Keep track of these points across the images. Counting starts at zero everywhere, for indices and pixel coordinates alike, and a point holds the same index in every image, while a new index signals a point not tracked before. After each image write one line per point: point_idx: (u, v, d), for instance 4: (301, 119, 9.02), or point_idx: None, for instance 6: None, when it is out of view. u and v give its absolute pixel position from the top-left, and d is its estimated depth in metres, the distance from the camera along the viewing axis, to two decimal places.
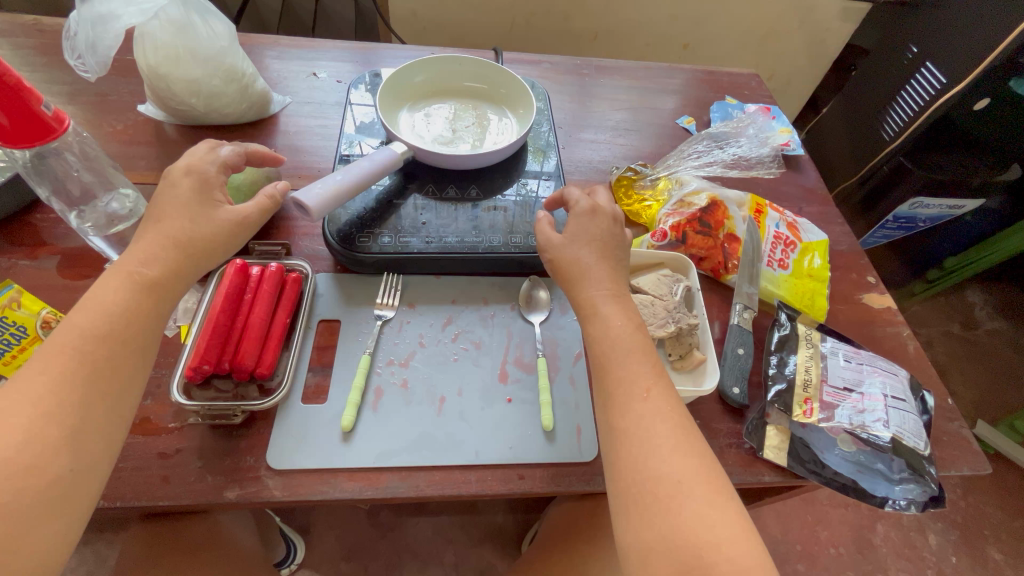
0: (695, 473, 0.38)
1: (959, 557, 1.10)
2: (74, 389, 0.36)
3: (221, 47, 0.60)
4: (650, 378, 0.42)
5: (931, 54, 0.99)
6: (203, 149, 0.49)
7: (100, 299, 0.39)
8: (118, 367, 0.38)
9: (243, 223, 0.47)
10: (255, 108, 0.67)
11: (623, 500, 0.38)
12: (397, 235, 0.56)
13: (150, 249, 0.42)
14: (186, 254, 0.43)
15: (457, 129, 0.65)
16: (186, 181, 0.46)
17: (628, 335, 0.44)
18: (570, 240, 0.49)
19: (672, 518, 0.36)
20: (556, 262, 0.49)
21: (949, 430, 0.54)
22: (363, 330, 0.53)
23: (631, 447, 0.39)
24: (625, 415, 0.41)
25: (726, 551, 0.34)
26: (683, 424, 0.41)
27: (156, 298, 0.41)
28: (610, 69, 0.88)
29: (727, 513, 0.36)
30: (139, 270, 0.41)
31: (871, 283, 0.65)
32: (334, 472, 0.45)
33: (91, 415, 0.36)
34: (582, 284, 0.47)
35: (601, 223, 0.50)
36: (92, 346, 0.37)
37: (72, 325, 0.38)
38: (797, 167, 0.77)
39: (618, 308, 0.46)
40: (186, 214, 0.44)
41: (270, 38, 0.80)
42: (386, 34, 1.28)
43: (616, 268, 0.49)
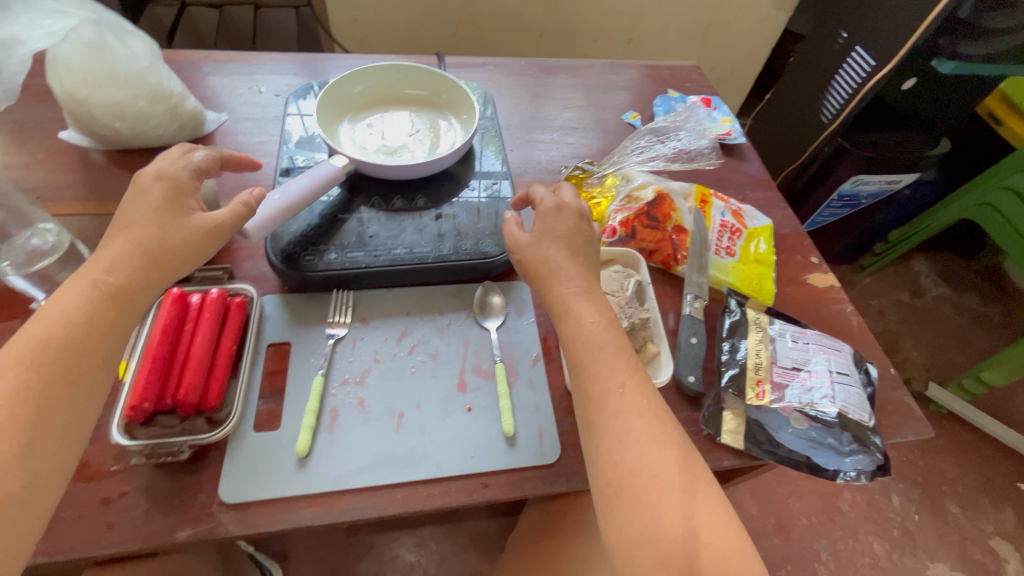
0: (674, 465, 0.39)
1: (921, 514, 1.15)
2: (28, 403, 0.35)
3: (143, 67, 0.58)
4: (624, 373, 0.42)
5: (860, 38, 1.03)
6: (177, 152, 0.49)
7: (61, 307, 0.39)
8: (77, 377, 0.38)
9: (217, 232, 0.46)
10: (187, 128, 0.64)
11: (604, 496, 0.39)
12: (344, 250, 0.55)
13: (118, 257, 0.41)
14: (155, 263, 0.42)
15: (401, 138, 0.64)
16: (157, 188, 0.45)
17: (601, 331, 0.44)
18: (538, 239, 0.49)
19: (654, 511, 0.37)
20: (527, 263, 0.49)
21: (894, 399, 0.56)
22: (315, 351, 0.52)
23: (611, 444, 0.40)
24: (603, 413, 0.41)
25: (705, 538, 0.37)
26: (659, 415, 0.41)
27: (121, 308, 0.41)
28: (555, 68, 0.88)
29: (706, 503, 0.38)
30: (104, 279, 0.40)
31: (815, 263, 0.67)
32: (292, 499, 0.44)
33: (43, 432, 0.35)
34: (553, 282, 0.47)
35: (567, 219, 0.50)
36: (50, 359, 0.37)
37: (28, 335, 0.37)
38: (740, 155, 0.79)
39: (590, 305, 0.45)
40: (154, 221, 0.43)
41: (202, 54, 0.78)
42: (329, 44, 1.25)
43: (586, 264, 0.49)
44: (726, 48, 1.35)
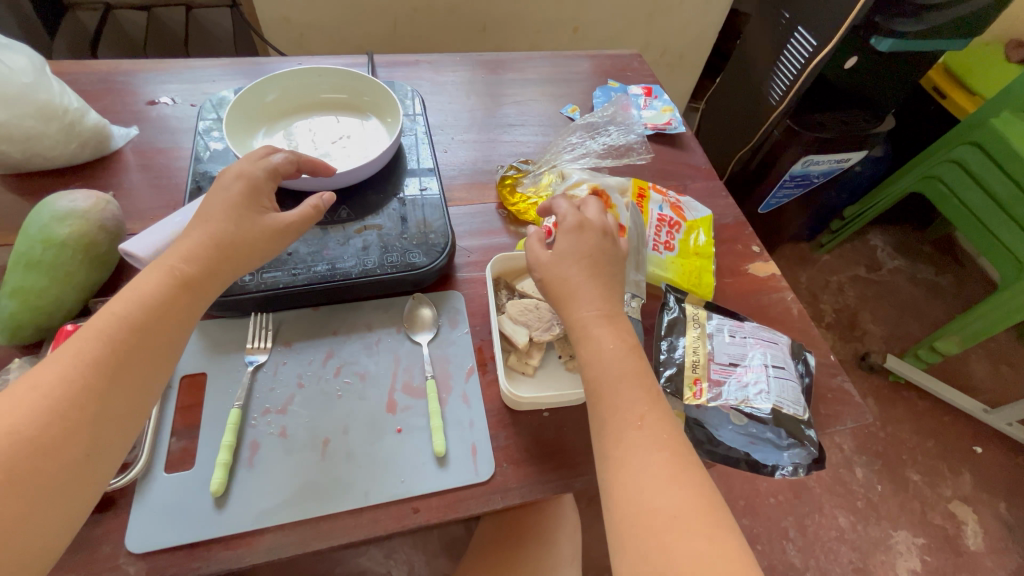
0: (692, 503, 0.37)
1: (883, 484, 1.18)
2: (99, 374, 0.36)
3: (24, 84, 0.53)
4: (644, 405, 0.41)
5: (802, 18, 1.02)
6: (258, 152, 0.50)
7: (139, 288, 0.40)
8: (148, 354, 0.39)
9: (284, 232, 0.48)
10: (90, 146, 0.60)
11: (619, 533, 0.37)
12: (259, 270, 0.52)
13: (192, 248, 0.43)
14: (225, 257, 0.44)
15: (321, 147, 0.61)
16: (237, 186, 0.47)
17: (622, 361, 0.43)
18: (561, 257, 0.47)
19: (667, 549, 0.35)
20: (548, 285, 0.47)
21: (833, 386, 0.56)
22: (231, 379, 0.49)
23: (629, 477, 0.38)
24: (621, 446, 0.40)
25: None
26: (680, 453, 0.39)
27: (188, 297, 0.42)
28: (491, 63, 0.85)
29: (724, 546, 0.35)
30: (180, 267, 0.42)
31: (757, 252, 0.67)
32: (205, 543, 0.41)
33: (111, 406, 0.36)
34: (576, 304, 0.45)
35: (590, 237, 0.48)
36: (124, 335, 0.38)
37: (108, 312, 0.39)
38: (681, 144, 0.78)
39: (611, 329, 0.44)
40: (230, 216, 0.45)
41: (108, 65, 0.72)
42: (262, 45, 1.19)
43: (607, 284, 0.46)
44: (674, 32, 1.33)
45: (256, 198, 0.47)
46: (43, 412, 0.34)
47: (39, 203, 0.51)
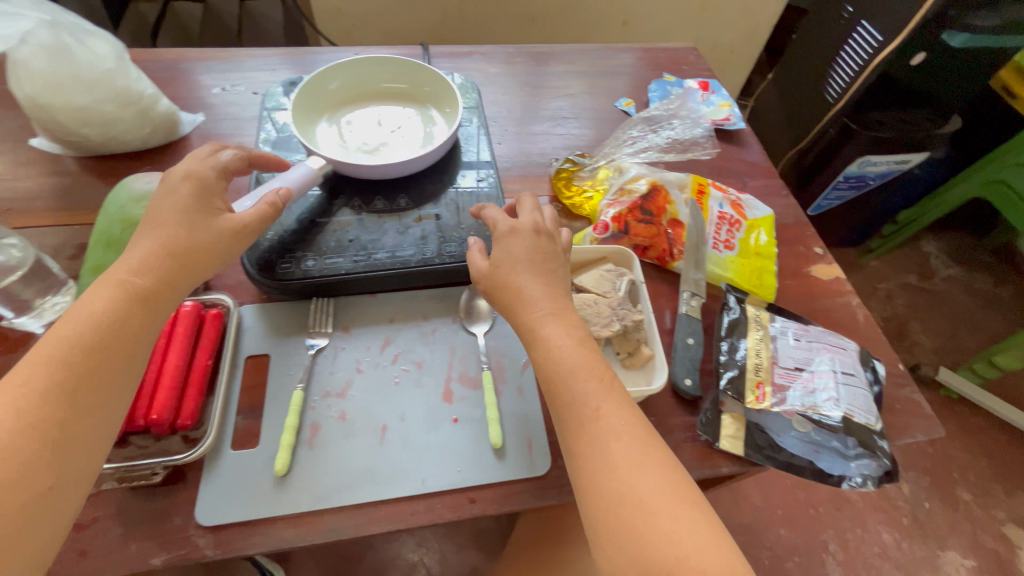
0: (658, 486, 0.36)
1: (931, 501, 1.13)
2: (60, 401, 0.34)
3: (107, 70, 0.55)
4: (598, 396, 0.39)
5: (866, 12, 0.97)
6: (205, 152, 0.48)
7: (88, 307, 0.38)
8: (111, 374, 0.37)
9: (244, 232, 0.46)
10: (161, 131, 0.62)
11: (594, 529, 0.36)
12: (322, 256, 0.53)
13: (143, 259, 0.41)
14: (181, 263, 0.42)
15: (381, 136, 0.62)
16: (185, 188, 0.44)
17: (574, 353, 0.41)
18: (500, 261, 0.45)
19: (639, 536, 0.34)
20: (493, 292, 0.45)
21: (902, 397, 0.53)
22: (294, 362, 0.50)
23: (593, 472, 0.37)
24: (581, 440, 0.38)
25: (694, 562, 0.33)
26: (641, 434, 0.38)
27: (146, 311, 0.40)
28: (544, 55, 0.85)
29: (692, 523, 0.35)
30: (131, 280, 0.40)
31: (819, 254, 0.64)
32: (269, 520, 0.42)
33: (76, 431, 0.34)
34: (522, 307, 0.43)
35: (522, 240, 0.46)
36: (81, 356, 0.36)
37: (57, 334, 0.36)
38: (739, 140, 0.75)
39: (560, 326, 0.42)
40: (182, 221, 0.43)
41: (176, 53, 0.75)
42: (314, 36, 1.21)
43: (551, 282, 0.45)
44: (726, 26, 1.29)
45: (205, 195, 0.45)
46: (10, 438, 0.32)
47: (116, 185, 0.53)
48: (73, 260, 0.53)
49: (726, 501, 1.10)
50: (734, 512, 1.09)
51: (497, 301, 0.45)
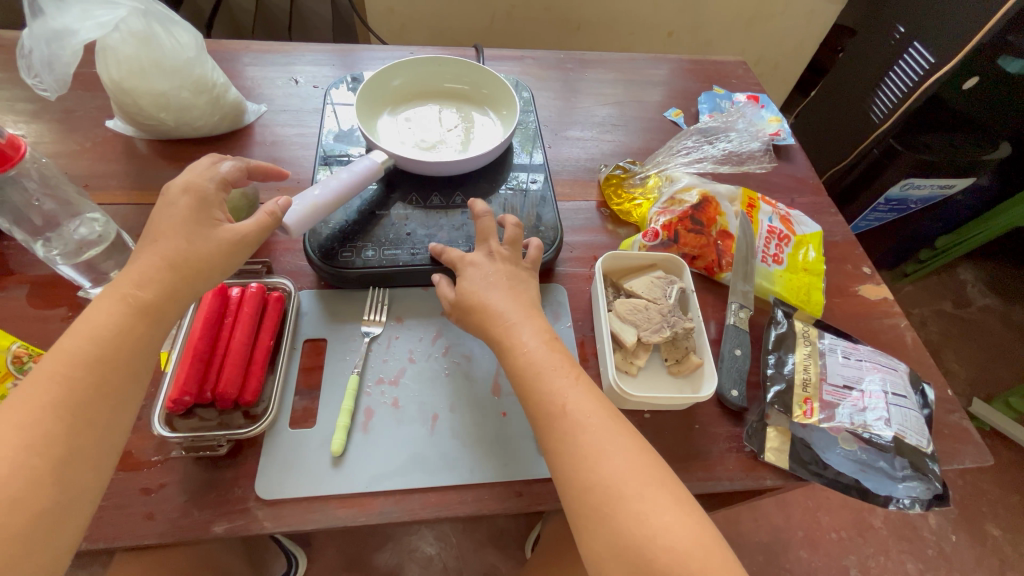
0: (625, 471, 0.36)
1: (958, 535, 1.08)
2: (63, 419, 0.33)
3: (187, 59, 0.58)
4: (565, 392, 0.40)
5: (920, 33, 0.96)
6: (204, 163, 0.45)
7: (91, 320, 0.37)
8: (115, 389, 0.36)
9: (243, 242, 0.43)
10: (228, 119, 0.65)
11: (572, 517, 0.37)
12: (381, 247, 0.55)
13: (145, 271, 0.39)
14: (182, 276, 0.40)
15: (440, 134, 0.63)
16: (185, 200, 0.42)
17: (541, 355, 0.42)
18: (466, 285, 0.47)
19: (611, 521, 0.35)
20: (463, 320, 0.47)
21: (950, 422, 0.53)
22: (351, 348, 0.52)
23: (564, 465, 0.38)
24: (551, 435, 0.39)
25: (661, 540, 0.34)
26: (607, 421, 0.39)
27: (150, 323, 0.38)
28: (594, 62, 0.85)
29: (659, 502, 0.35)
30: (134, 292, 0.38)
31: (867, 274, 0.64)
32: (326, 498, 0.44)
33: (82, 445, 0.34)
34: (491, 323, 0.44)
35: (483, 268, 0.48)
36: (83, 372, 0.35)
37: (62, 349, 0.35)
38: (787, 156, 0.75)
39: (531, 330, 0.43)
40: (182, 233, 0.41)
41: (241, 44, 0.77)
42: (364, 34, 1.24)
43: (518, 294, 0.46)
44: (770, 42, 1.29)
45: (206, 208, 0.42)
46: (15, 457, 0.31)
47: None
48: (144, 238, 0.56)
49: (746, 517, 1.05)
50: (754, 530, 1.05)
51: (464, 321, 0.47)
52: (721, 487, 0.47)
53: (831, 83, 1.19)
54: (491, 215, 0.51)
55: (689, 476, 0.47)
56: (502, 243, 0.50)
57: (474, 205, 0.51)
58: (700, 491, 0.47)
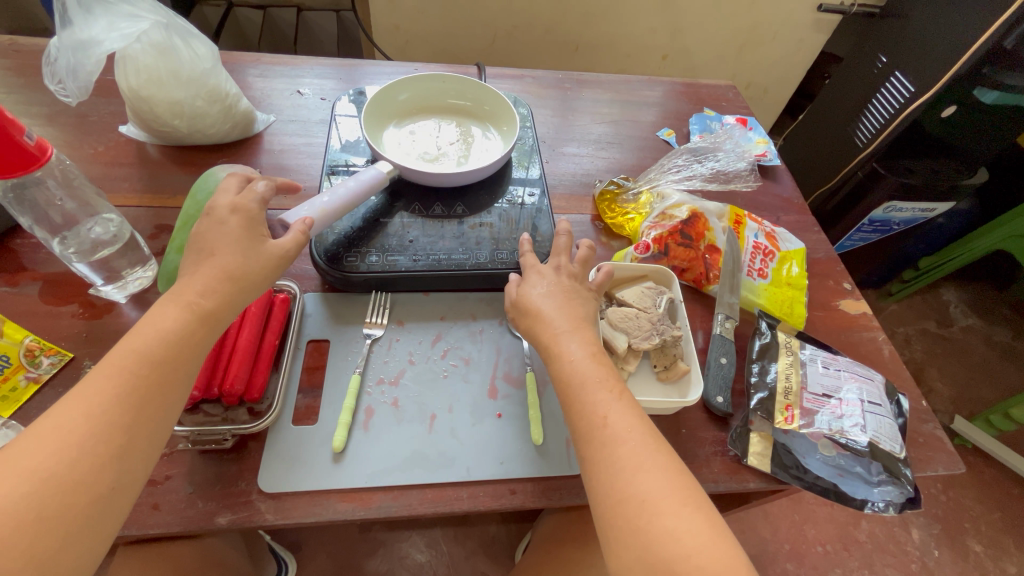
0: (661, 488, 0.37)
1: (941, 550, 1.08)
2: (127, 410, 0.35)
3: (204, 69, 0.61)
4: (609, 404, 0.41)
5: (901, 63, 1.01)
6: (236, 183, 0.46)
7: (157, 324, 0.38)
8: (172, 389, 0.37)
9: (286, 258, 0.45)
10: (239, 128, 0.67)
11: (603, 527, 0.37)
12: (385, 253, 0.57)
13: (210, 282, 0.40)
14: (241, 288, 0.42)
15: (442, 146, 0.66)
16: (235, 219, 0.43)
17: (586, 367, 0.43)
18: (528, 291, 0.49)
19: (643, 534, 0.35)
20: (519, 322, 0.49)
21: (924, 432, 0.56)
22: (352, 350, 0.54)
23: (601, 475, 0.38)
24: (590, 445, 0.40)
25: (694, 560, 0.34)
26: (647, 439, 0.39)
27: (210, 329, 0.40)
28: (591, 83, 0.89)
29: (693, 521, 0.35)
30: (197, 301, 0.39)
31: (848, 290, 0.67)
32: (327, 492, 0.45)
33: (139, 435, 0.35)
34: (542, 329, 0.46)
35: (550, 276, 0.50)
36: (147, 369, 0.36)
37: (129, 346, 0.37)
38: (774, 176, 0.79)
39: (581, 339, 0.45)
40: (237, 248, 0.42)
41: (252, 56, 0.80)
42: (370, 48, 1.28)
43: (574, 305, 0.48)
44: (760, 67, 1.35)
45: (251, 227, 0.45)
46: (81, 441, 0.33)
47: (203, 173, 0.56)
48: (154, 239, 0.58)
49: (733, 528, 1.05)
50: (742, 542, 1.05)
51: (519, 324, 0.49)
52: (705, 489, 0.49)
53: (818, 108, 1.24)
54: (570, 235, 0.54)
55: None
56: (573, 261, 0.52)
57: (560, 225, 0.55)
58: None
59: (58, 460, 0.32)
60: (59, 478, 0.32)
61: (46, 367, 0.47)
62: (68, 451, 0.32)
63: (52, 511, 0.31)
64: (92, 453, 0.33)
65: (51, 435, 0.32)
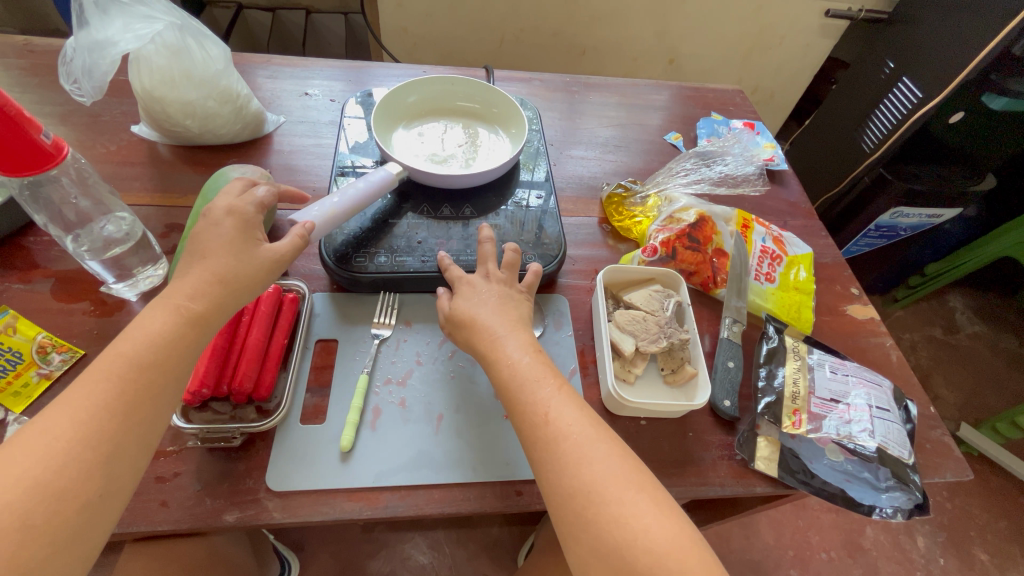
0: (606, 476, 0.37)
1: (947, 558, 1.07)
2: (114, 415, 0.35)
3: (216, 71, 0.61)
4: (549, 403, 0.41)
5: (909, 69, 1.01)
6: (238, 188, 0.47)
7: (147, 328, 0.38)
8: (162, 390, 0.37)
9: (280, 261, 0.45)
10: (249, 129, 0.68)
11: (557, 524, 0.37)
12: (393, 254, 0.57)
13: (199, 285, 0.40)
14: (231, 290, 0.42)
15: (451, 148, 0.67)
16: (229, 221, 0.44)
17: (525, 367, 0.43)
18: (460, 302, 0.49)
19: (593, 527, 0.35)
20: (456, 333, 0.49)
21: (932, 438, 0.55)
22: (361, 349, 0.54)
23: (548, 474, 0.38)
24: (535, 444, 0.40)
25: (641, 542, 0.34)
26: (588, 430, 0.40)
27: (200, 333, 0.40)
28: (599, 86, 0.90)
29: (639, 505, 0.36)
30: (188, 304, 0.40)
31: (855, 294, 0.67)
32: (335, 492, 0.45)
33: (127, 438, 0.35)
34: (479, 336, 0.46)
35: (486, 284, 0.50)
36: (135, 374, 0.37)
37: (125, 349, 0.37)
38: (781, 181, 0.79)
39: (521, 341, 0.45)
40: (231, 252, 0.43)
41: (262, 58, 0.81)
42: (378, 50, 1.29)
43: (512, 311, 0.48)
44: (767, 72, 1.35)
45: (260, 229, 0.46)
46: (67, 447, 0.33)
47: (213, 172, 0.56)
48: (164, 239, 0.58)
49: (738, 534, 1.05)
50: (746, 548, 1.04)
51: (456, 336, 0.49)
52: (712, 493, 0.49)
53: (824, 112, 1.24)
54: (494, 242, 0.55)
55: (682, 481, 0.49)
56: (500, 266, 0.53)
57: (483, 229, 0.55)
58: (691, 495, 0.48)
59: (45, 467, 0.32)
60: (48, 482, 0.32)
61: (58, 364, 0.48)
62: (53, 458, 0.33)
63: (50, 509, 0.31)
64: (81, 457, 0.33)
65: (41, 440, 0.33)
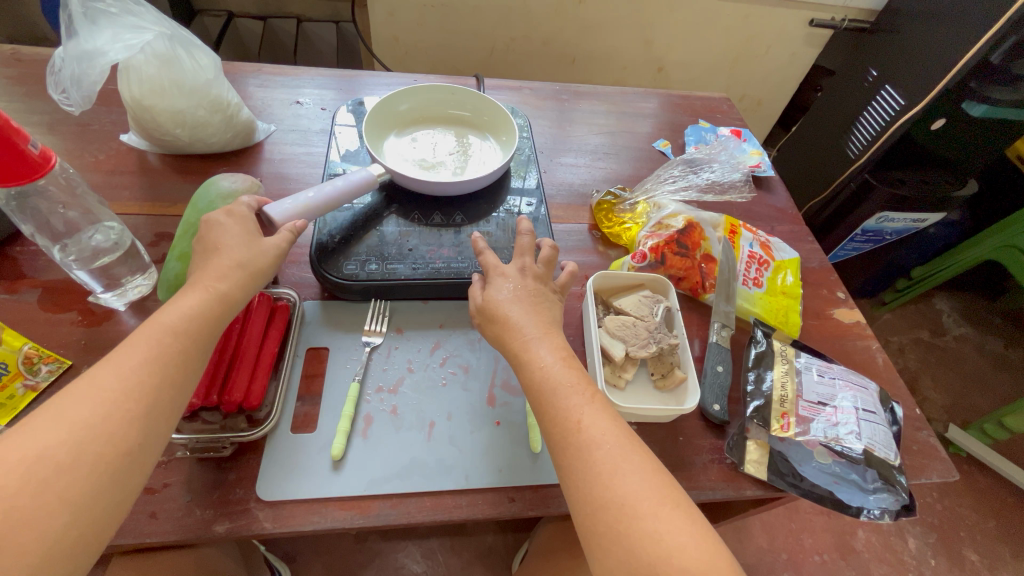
0: (640, 489, 0.37)
1: (938, 558, 1.08)
2: (139, 398, 0.35)
3: (206, 80, 0.61)
4: (584, 410, 0.41)
5: (891, 78, 1.03)
6: None
7: (182, 305, 0.39)
8: (176, 384, 0.37)
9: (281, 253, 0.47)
10: (240, 137, 0.68)
11: (585, 533, 0.37)
12: (384, 261, 0.57)
13: (223, 267, 0.42)
14: (251, 274, 0.44)
15: (441, 156, 0.67)
16: (232, 224, 0.46)
17: (558, 371, 0.43)
18: (494, 295, 0.48)
19: (624, 540, 0.35)
20: (487, 327, 0.49)
21: (919, 439, 0.56)
22: (352, 357, 0.54)
23: (578, 480, 0.38)
24: (566, 452, 0.39)
25: (676, 559, 0.34)
26: (622, 440, 0.39)
27: (225, 309, 0.41)
28: (588, 94, 0.90)
29: (674, 522, 0.35)
30: (215, 285, 0.41)
31: (841, 299, 0.68)
32: (325, 501, 0.45)
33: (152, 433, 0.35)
34: (511, 336, 0.46)
35: (524, 282, 0.50)
36: (145, 370, 0.36)
37: (142, 336, 0.37)
38: (768, 187, 0.80)
39: (551, 345, 0.45)
40: (243, 243, 0.44)
41: (253, 67, 0.81)
42: (370, 58, 1.30)
43: (546, 316, 0.48)
44: (754, 80, 1.37)
45: (256, 232, 0.46)
46: (75, 434, 0.32)
47: (203, 181, 0.56)
48: (153, 248, 0.58)
49: (732, 538, 1.05)
50: (739, 551, 1.04)
51: (488, 330, 0.48)
52: (703, 496, 0.50)
53: (811, 119, 1.26)
54: (532, 235, 0.54)
55: None
56: (537, 261, 0.53)
57: (524, 224, 0.55)
58: None
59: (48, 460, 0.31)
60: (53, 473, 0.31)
61: (45, 375, 0.47)
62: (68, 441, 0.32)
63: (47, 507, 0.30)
64: (78, 466, 0.32)
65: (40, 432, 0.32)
